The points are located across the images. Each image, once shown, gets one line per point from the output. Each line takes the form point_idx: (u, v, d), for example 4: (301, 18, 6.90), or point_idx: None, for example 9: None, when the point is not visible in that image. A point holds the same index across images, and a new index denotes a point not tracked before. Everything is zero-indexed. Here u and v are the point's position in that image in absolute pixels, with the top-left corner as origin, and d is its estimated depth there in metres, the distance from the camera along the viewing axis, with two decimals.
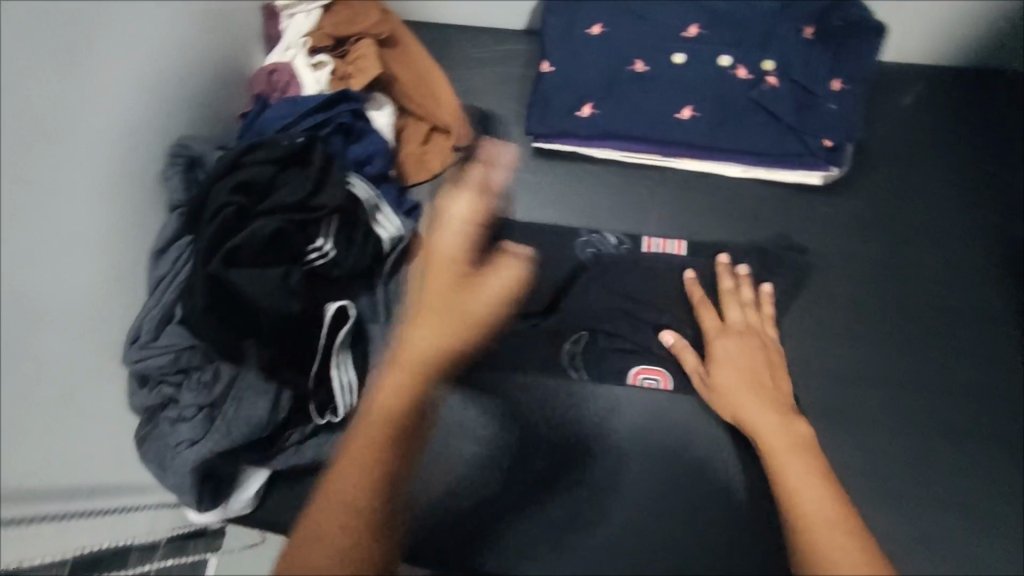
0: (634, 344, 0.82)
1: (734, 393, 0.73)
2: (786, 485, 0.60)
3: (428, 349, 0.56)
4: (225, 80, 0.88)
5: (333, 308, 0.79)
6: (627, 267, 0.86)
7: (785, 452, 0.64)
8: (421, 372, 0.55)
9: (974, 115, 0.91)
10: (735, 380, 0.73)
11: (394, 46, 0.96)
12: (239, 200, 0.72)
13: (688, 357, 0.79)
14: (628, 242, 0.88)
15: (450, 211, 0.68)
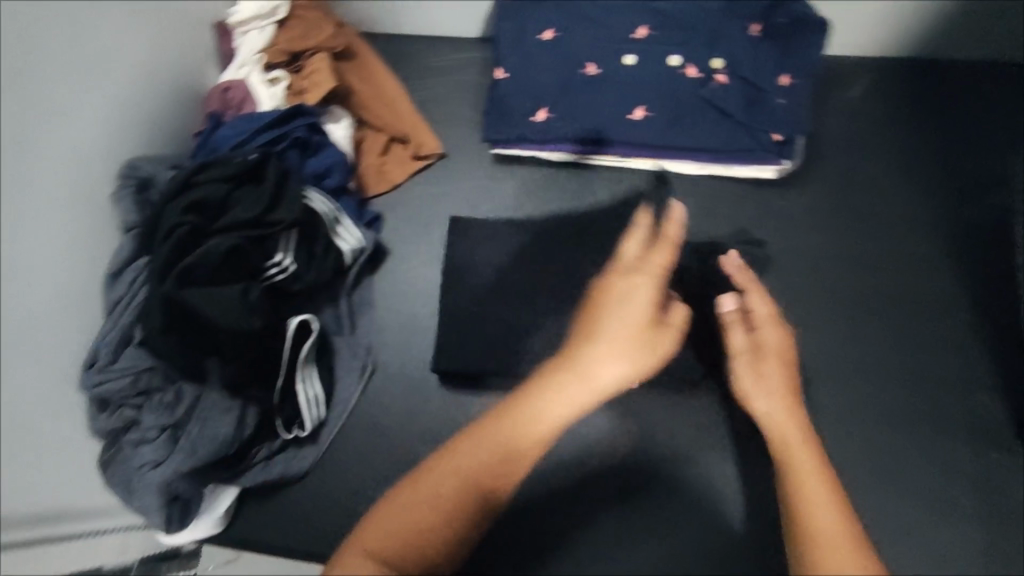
0: None
1: (769, 387, 0.73)
2: (800, 494, 0.62)
3: (507, 444, 0.62)
4: (178, 96, 0.87)
5: (295, 323, 0.79)
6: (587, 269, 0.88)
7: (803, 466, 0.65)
8: (498, 455, 0.62)
9: (924, 103, 0.92)
10: (777, 379, 0.73)
11: (350, 58, 0.97)
12: (193, 219, 0.72)
13: (737, 336, 0.76)
14: (588, 243, 0.89)
15: (625, 308, 0.67)
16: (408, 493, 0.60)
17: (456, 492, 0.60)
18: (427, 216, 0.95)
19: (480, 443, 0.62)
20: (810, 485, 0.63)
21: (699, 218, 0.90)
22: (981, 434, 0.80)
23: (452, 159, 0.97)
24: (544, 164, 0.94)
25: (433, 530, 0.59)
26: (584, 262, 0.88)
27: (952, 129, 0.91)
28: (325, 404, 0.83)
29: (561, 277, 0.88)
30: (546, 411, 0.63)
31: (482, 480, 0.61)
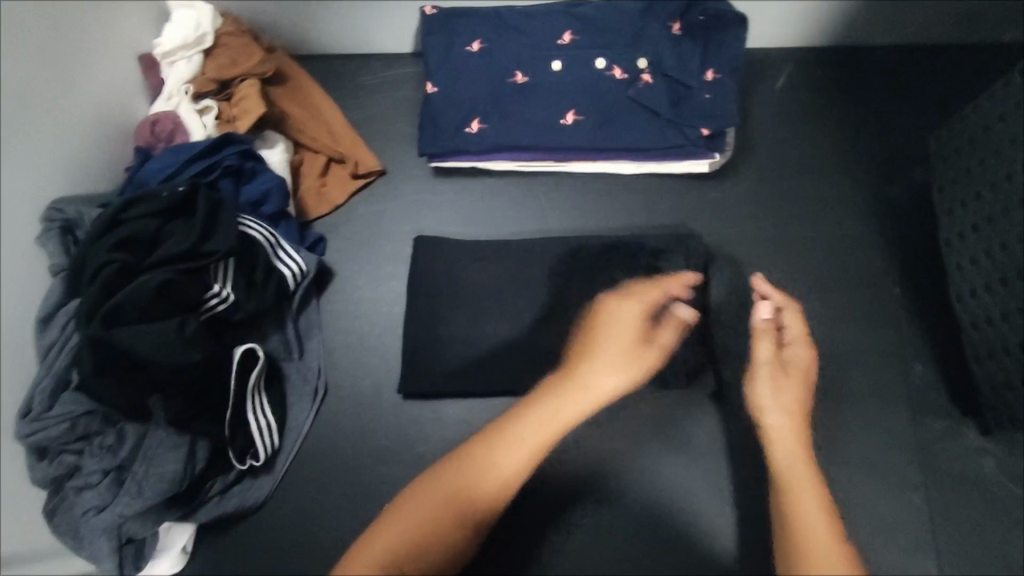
0: (543, 349, 0.85)
1: (783, 401, 0.80)
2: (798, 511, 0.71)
3: (498, 450, 0.73)
4: (105, 133, 0.86)
5: (240, 352, 0.78)
6: (532, 273, 0.89)
7: (790, 462, 0.76)
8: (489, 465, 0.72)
9: (846, 88, 0.95)
10: (791, 398, 0.80)
11: (282, 82, 0.96)
12: (122, 256, 0.71)
13: (763, 347, 0.83)
14: (534, 248, 0.90)
15: (604, 335, 0.83)
16: (448, 473, 0.71)
17: (485, 474, 0.72)
18: (371, 233, 0.95)
19: (489, 447, 0.73)
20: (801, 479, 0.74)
21: (637, 215, 0.92)
22: (921, 404, 0.83)
23: (393, 176, 0.97)
24: (483, 174, 0.95)
25: (428, 531, 0.68)
26: (531, 267, 0.89)
27: (873, 112, 0.94)
28: (278, 431, 0.82)
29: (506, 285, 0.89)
30: (563, 406, 0.78)
31: (506, 464, 0.73)
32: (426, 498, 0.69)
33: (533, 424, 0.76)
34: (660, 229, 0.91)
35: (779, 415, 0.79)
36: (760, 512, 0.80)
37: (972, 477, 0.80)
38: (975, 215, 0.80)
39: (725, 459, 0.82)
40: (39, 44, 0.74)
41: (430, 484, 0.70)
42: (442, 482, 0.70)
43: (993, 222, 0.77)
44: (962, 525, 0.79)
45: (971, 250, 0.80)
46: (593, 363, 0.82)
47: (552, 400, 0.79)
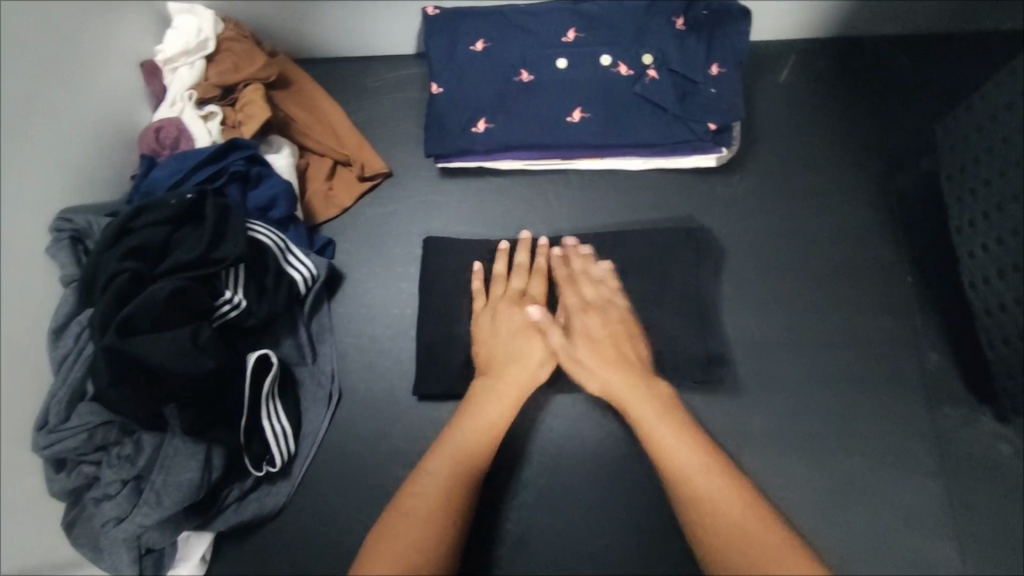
0: None
1: (600, 366, 0.78)
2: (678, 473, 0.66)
3: (459, 452, 0.71)
4: (111, 143, 0.86)
5: (254, 358, 0.77)
6: None
7: (662, 427, 0.70)
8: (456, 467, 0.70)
9: (848, 79, 0.96)
10: (603, 359, 0.79)
11: (284, 87, 0.96)
12: (133, 265, 0.71)
13: (552, 333, 0.80)
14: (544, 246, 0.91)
15: (508, 325, 0.82)
16: (401, 514, 0.65)
17: (442, 501, 0.67)
18: (381, 235, 0.94)
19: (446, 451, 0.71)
20: (680, 446, 0.68)
21: (647, 210, 0.92)
22: (934, 391, 0.84)
23: (399, 177, 0.97)
24: (490, 173, 0.95)
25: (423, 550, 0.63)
26: None
27: (874, 103, 0.95)
28: (293, 437, 0.82)
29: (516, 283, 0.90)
30: (501, 398, 0.76)
31: (454, 482, 0.69)
32: (398, 524, 0.64)
33: (464, 434, 0.73)
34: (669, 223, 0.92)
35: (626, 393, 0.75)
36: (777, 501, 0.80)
37: (987, 463, 0.81)
38: (984, 202, 0.81)
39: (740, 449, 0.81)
40: (40, 53, 0.74)
41: (389, 537, 0.63)
42: (399, 524, 0.64)
43: (1004, 210, 0.78)
44: (979, 509, 0.79)
45: (982, 236, 0.81)
46: (504, 365, 0.79)
47: (474, 408, 0.75)
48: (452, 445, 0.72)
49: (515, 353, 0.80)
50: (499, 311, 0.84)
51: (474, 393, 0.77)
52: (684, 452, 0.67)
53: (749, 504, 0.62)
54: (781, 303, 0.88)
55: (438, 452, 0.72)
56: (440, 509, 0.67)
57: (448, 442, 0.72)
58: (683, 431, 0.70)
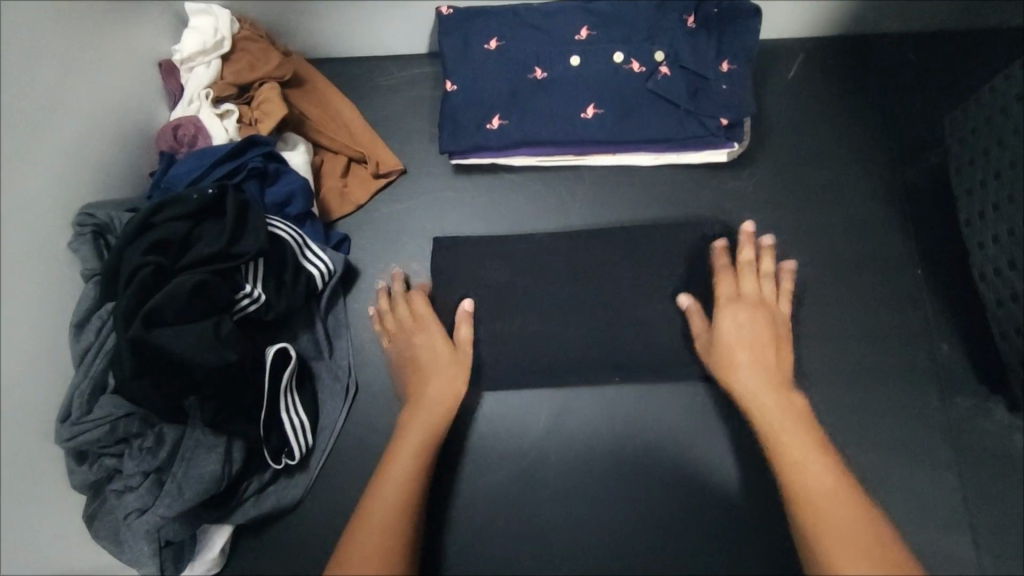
0: (567, 339, 0.89)
1: (746, 363, 0.80)
2: (800, 485, 0.71)
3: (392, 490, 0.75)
4: (129, 141, 0.86)
5: (272, 351, 0.78)
6: (558, 265, 0.92)
7: (795, 437, 0.75)
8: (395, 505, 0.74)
9: (857, 76, 0.97)
10: (746, 354, 0.80)
11: (298, 85, 0.97)
12: (156, 259, 0.71)
13: (697, 322, 0.86)
14: (559, 241, 0.93)
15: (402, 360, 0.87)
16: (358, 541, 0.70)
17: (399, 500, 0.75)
18: (396, 231, 0.95)
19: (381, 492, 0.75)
20: (809, 462, 0.72)
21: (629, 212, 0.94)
22: (945, 381, 0.85)
23: (414, 174, 0.98)
24: (504, 169, 0.96)
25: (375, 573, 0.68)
26: (558, 259, 0.92)
27: (882, 99, 0.96)
28: (311, 431, 0.83)
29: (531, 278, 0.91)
30: (420, 427, 0.81)
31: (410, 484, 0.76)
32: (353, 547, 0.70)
33: (394, 474, 0.77)
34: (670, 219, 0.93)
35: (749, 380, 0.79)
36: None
37: (999, 451, 0.83)
38: (994, 194, 0.82)
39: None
40: (64, 51, 0.75)
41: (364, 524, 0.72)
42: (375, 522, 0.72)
43: (1001, 208, 0.82)
44: (991, 498, 0.81)
45: (991, 228, 0.83)
46: (415, 388, 0.84)
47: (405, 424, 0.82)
48: (401, 459, 0.78)
49: (422, 373, 0.85)
50: (401, 343, 0.87)
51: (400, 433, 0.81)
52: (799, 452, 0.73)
53: (859, 507, 0.68)
54: (796, 297, 0.89)
55: (398, 455, 0.79)
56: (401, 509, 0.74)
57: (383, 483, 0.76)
58: (813, 443, 0.74)
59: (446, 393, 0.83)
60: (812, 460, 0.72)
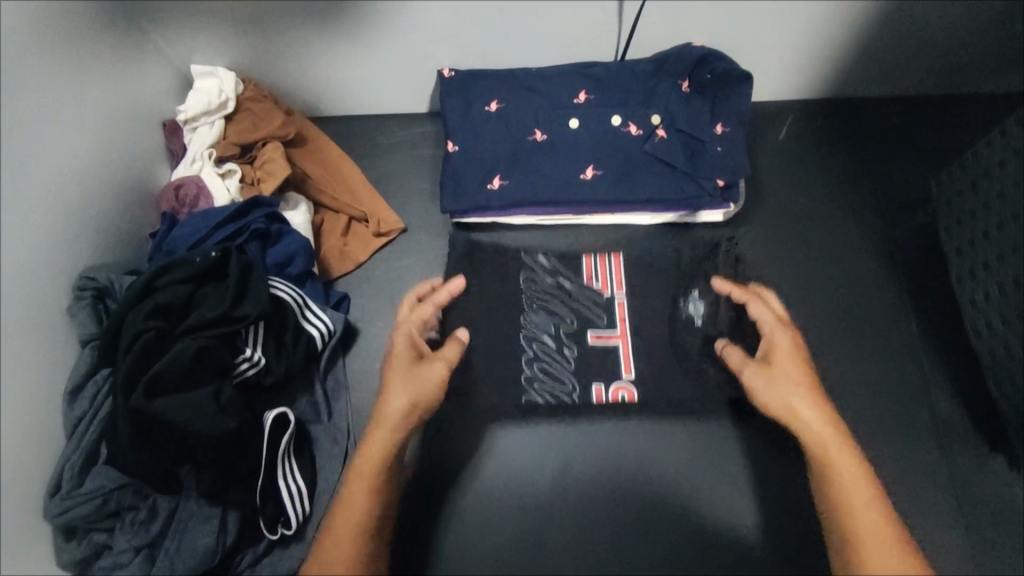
0: (572, 381, 0.90)
1: (784, 390, 0.74)
2: (853, 547, 0.66)
3: (377, 464, 0.71)
4: (130, 202, 0.87)
5: (271, 415, 0.77)
6: (562, 298, 0.93)
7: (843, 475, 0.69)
8: (375, 487, 0.70)
9: (840, 138, 1.02)
10: (792, 372, 0.75)
11: (301, 143, 0.98)
12: (158, 324, 0.70)
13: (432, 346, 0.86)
14: (560, 273, 0.95)
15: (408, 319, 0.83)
16: (343, 513, 0.69)
17: (357, 529, 0.68)
18: (397, 290, 0.96)
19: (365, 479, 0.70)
20: (881, 551, 0.65)
21: (599, 270, 0.94)
22: (947, 438, 0.87)
23: (416, 233, 1.00)
24: (504, 228, 0.98)
25: None
26: (557, 292, 0.94)
27: (864, 160, 1.01)
28: (308, 497, 0.81)
29: (529, 302, 0.93)
30: (408, 395, 0.74)
31: (374, 493, 0.70)
32: (337, 545, 0.67)
33: (372, 455, 0.71)
34: (576, 286, 0.94)
35: (846, 472, 0.69)
36: (788, 538, 0.85)
37: (1003, 509, 0.84)
38: (982, 253, 0.85)
39: (749, 488, 0.87)
40: (69, 114, 0.75)
41: (328, 547, 0.67)
42: (347, 510, 0.69)
43: (988, 267, 0.84)
44: (1000, 559, 0.82)
45: (983, 285, 0.85)
46: (397, 337, 0.80)
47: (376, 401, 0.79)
48: (394, 400, 0.74)
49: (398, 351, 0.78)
50: (408, 324, 0.82)
51: (394, 364, 0.77)
52: (851, 482, 0.69)
53: None
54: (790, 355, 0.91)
55: (366, 450, 0.72)
56: (376, 488, 0.70)
57: (364, 455, 0.72)
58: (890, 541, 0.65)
59: (408, 358, 0.78)
60: (865, 516, 0.67)
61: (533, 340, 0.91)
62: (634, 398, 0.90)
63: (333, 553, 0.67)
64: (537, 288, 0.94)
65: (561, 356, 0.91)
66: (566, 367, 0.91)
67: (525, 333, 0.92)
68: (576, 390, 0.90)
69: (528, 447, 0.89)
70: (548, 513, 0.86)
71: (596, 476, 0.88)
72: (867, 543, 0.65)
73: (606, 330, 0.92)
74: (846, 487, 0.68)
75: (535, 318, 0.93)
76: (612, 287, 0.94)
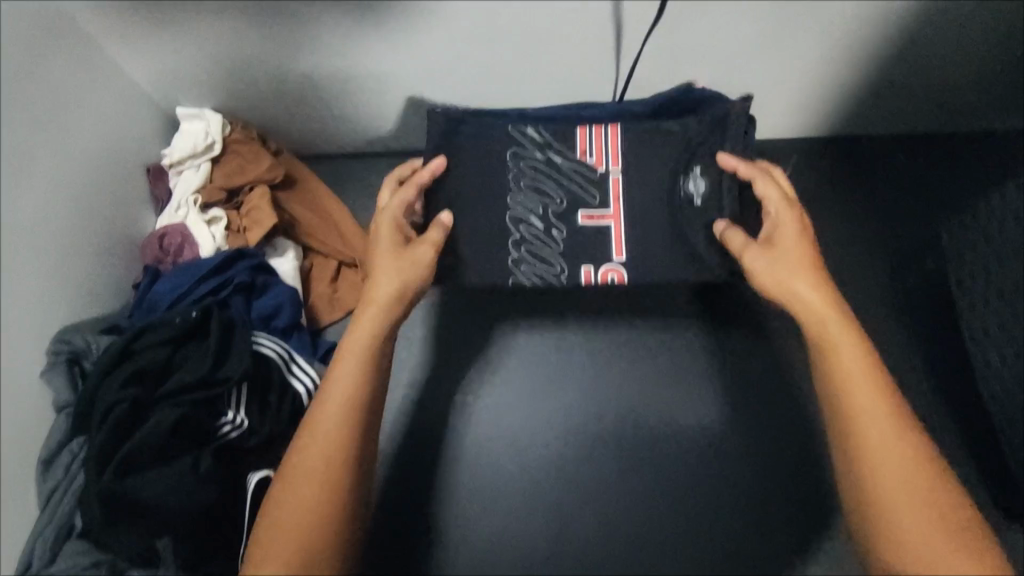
0: (561, 263, 0.79)
1: (791, 276, 0.67)
2: (865, 457, 0.61)
3: (357, 355, 0.66)
4: (113, 251, 0.83)
5: (255, 479, 0.74)
6: (553, 169, 0.79)
7: (856, 377, 0.62)
8: (358, 377, 0.65)
9: (849, 180, 0.99)
10: (799, 258, 0.68)
11: (291, 187, 0.96)
12: (134, 392, 0.69)
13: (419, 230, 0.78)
14: (552, 145, 0.79)
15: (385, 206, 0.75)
16: (323, 406, 0.64)
17: (338, 421, 0.63)
18: None
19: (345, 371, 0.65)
20: (895, 460, 0.60)
21: (595, 143, 0.79)
22: None
23: None
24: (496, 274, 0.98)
25: (330, 478, 0.62)
26: (547, 164, 0.79)
27: (866, 197, 0.99)
28: None
29: (515, 177, 0.79)
30: (391, 282, 0.70)
31: (356, 385, 0.65)
32: (315, 442, 0.62)
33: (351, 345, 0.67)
34: (570, 161, 0.79)
35: (858, 375, 0.62)
36: None
37: None
38: (994, 313, 0.82)
39: (735, 541, 0.90)
40: (47, 171, 0.71)
41: (307, 444, 0.63)
42: (326, 402, 0.64)
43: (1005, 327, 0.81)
44: None
45: (987, 348, 0.82)
46: (378, 220, 0.75)
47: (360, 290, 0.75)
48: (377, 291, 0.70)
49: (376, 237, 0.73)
50: (387, 211, 0.75)
51: (376, 255, 0.73)
52: (864, 387, 0.62)
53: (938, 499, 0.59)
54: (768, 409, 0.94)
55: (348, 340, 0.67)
56: (357, 377, 0.65)
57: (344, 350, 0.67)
58: (904, 449, 0.60)
59: (389, 248, 0.73)
60: (878, 425, 0.61)
61: (520, 221, 0.79)
62: (624, 281, 0.79)
63: (312, 451, 0.62)
64: (525, 165, 0.79)
65: (549, 238, 0.79)
66: (554, 249, 0.79)
67: (511, 214, 0.79)
68: (565, 271, 0.80)
69: (510, 400, 0.96)
70: (543, 557, 0.90)
71: (594, 523, 0.91)
72: (879, 452, 0.60)
73: (598, 211, 0.79)
74: (858, 391, 0.62)
75: (522, 197, 0.79)
76: (610, 161, 0.79)
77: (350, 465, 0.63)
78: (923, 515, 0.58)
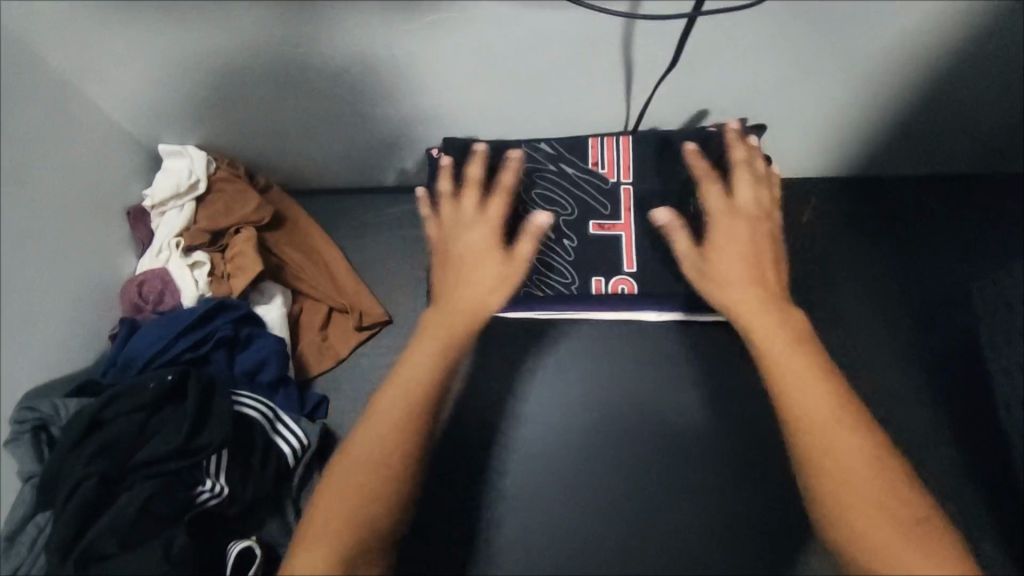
0: (572, 274, 0.80)
1: (734, 262, 0.67)
2: (808, 442, 0.56)
3: (427, 368, 0.62)
4: (91, 298, 0.78)
5: (237, 549, 0.68)
6: (565, 179, 0.80)
7: (786, 357, 0.60)
8: (425, 390, 0.61)
9: (865, 226, 0.95)
10: (738, 237, 0.68)
11: (279, 227, 0.92)
12: (102, 468, 0.64)
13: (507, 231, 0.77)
14: (562, 157, 0.80)
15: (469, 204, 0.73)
16: (379, 413, 0.59)
17: (398, 432, 0.59)
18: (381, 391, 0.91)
19: (410, 381, 0.61)
20: (845, 442, 0.55)
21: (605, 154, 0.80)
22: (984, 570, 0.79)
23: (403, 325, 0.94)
24: None
25: (378, 491, 0.56)
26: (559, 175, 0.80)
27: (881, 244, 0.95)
28: None
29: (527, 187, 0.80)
30: (473, 288, 0.67)
31: (416, 398, 0.60)
32: (361, 452, 0.57)
33: (420, 356, 0.63)
34: (580, 171, 0.80)
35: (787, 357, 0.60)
36: None
37: None
38: None
39: None
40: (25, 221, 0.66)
41: (354, 453, 0.58)
42: (386, 409, 0.60)
43: None
44: None
45: None
46: (458, 215, 0.72)
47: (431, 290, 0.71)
48: (457, 296, 0.67)
49: (459, 234, 0.70)
50: (464, 211, 0.73)
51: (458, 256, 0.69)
52: (796, 368, 0.60)
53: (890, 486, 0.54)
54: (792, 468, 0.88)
55: (418, 349, 0.63)
56: (425, 390, 0.61)
57: (413, 361, 0.63)
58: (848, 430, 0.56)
59: (482, 245, 0.70)
60: (820, 404, 0.57)
61: None
62: (635, 293, 0.79)
63: (359, 459, 0.57)
64: (537, 176, 0.80)
65: (560, 247, 0.80)
66: (565, 258, 0.80)
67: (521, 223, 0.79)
68: (575, 280, 0.80)
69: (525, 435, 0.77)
70: None
71: None
72: (821, 433, 0.56)
73: (609, 221, 0.80)
74: (789, 369, 0.60)
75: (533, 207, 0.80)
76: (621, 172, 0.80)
77: (402, 481, 0.58)
78: (874, 501, 0.53)
